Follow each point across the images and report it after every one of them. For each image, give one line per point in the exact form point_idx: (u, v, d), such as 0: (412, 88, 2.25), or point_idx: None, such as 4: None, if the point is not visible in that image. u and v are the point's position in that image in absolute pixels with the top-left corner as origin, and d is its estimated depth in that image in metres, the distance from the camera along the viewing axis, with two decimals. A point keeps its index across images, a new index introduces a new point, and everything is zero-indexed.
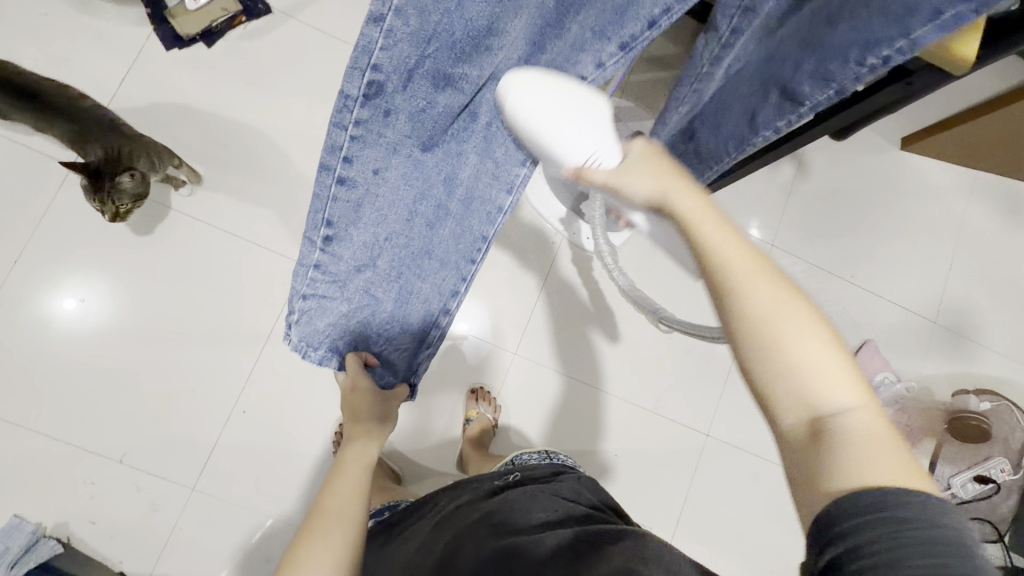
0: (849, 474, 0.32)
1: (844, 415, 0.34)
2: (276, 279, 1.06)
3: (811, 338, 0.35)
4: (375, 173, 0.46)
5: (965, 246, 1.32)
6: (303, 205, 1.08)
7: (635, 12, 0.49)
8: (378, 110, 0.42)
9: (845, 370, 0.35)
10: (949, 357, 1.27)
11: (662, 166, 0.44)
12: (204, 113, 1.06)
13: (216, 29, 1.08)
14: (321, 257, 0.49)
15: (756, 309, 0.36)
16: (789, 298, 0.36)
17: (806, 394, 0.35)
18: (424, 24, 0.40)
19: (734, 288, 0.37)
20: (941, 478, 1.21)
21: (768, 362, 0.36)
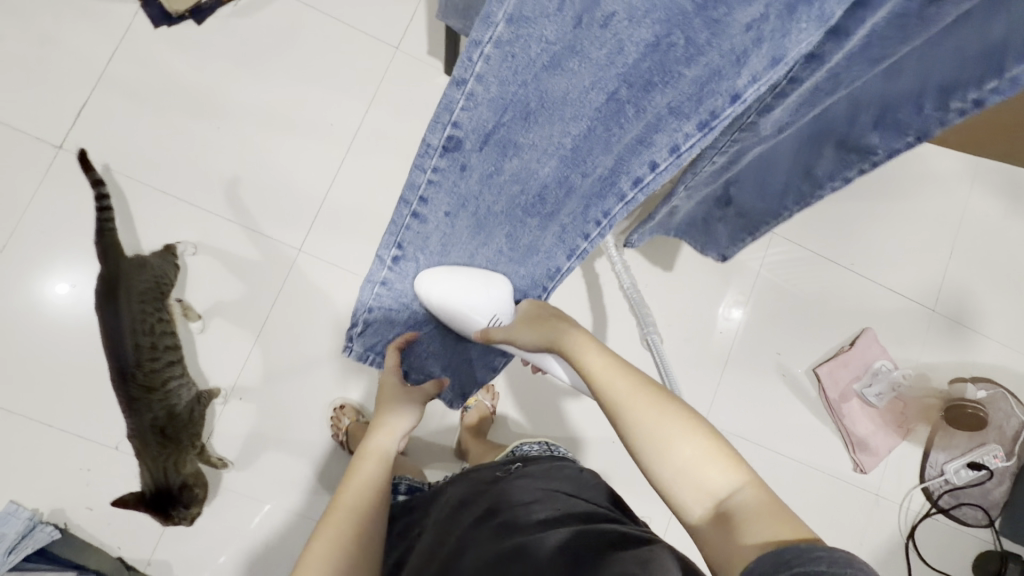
0: (747, 538, 0.40)
1: (731, 497, 0.44)
2: (272, 265, 1.04)
3: (682, 433, 0.47)
4: (443, 214, 0.58)
5: (967, 234, 1.31)
6: (298, 190, 1.05)
7: (718, 86, 0.42)
8: (455, 161, 0.52)
9: (719, 454, 0.46)
10: (947, 345, 1.27)
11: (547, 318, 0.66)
12: (196, 95, 1.04)
13: (205, 6, 1.04)
14: (390, 272, 0.65)
15: (643, 416, 0.49)
16: (663, 407, 0.49)
17: (689, 480, 0.46)
18: (505, 92, 0.47)
19: (620, 412, 0.51)
20: (934, 465, 1.23)
21: (661, 461, 0.47)
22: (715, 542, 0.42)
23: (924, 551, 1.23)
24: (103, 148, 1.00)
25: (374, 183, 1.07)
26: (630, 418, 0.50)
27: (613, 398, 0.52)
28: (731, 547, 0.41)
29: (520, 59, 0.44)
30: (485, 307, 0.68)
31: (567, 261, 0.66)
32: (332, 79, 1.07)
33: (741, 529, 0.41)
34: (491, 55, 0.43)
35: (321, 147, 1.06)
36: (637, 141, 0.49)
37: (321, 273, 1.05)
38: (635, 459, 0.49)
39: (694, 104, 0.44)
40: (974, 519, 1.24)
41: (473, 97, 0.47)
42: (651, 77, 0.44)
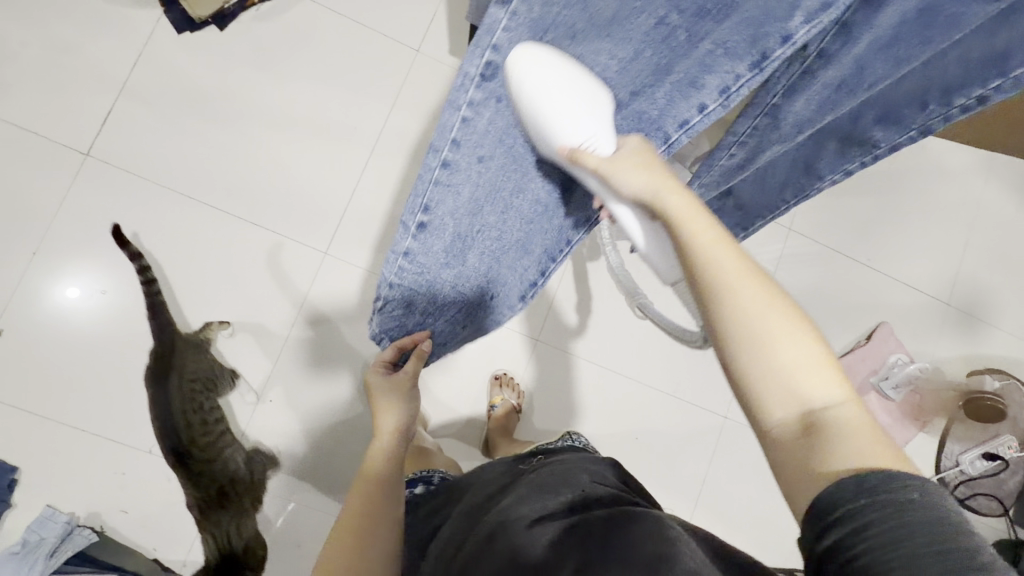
0: (840, 459, 0.34)
1: (829, 410, 0.37)
2: (298, 268, 1.05)
3: (790, 333, 0.38)
4: (474, 159, 0.50)
5: (979, 227, 1.32)
6: (322, 194, 1.06)
7: (772, 24, 0.45)
8: (493, 94, 0.46)
9: (822, 362, 0.38)
10: (960, 338, 1.29)
11: (653, 163, 0.46)
12: (218, 100, 1.04)
13: (228, 12, 1.04)
14: (411, 245, 0.54)
15: (747, 301, 0.39)
16: (775, 295, 0.39)
17: (789, 385, 0.37)
18: (550, 11, 0.43)
19: (718, 290, 0.40)
20: (950, 456, 1.25)
21: (757, 360, 0.38)
22: (803, 457, 0.36)
23: None
24: (128, 155, 1.01)
25: (397, 185, 1.08)
26: (728, 303, 0.39)
27: (713, 273, 0.40)
28: (831, 459, 0.35)
29: None
30: (592, 124, 0.46)
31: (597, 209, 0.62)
32: (353, 83, 1.08)
33: (842, 445, 0.35)
34: None
35: (344, 149, 1.07)
36: (687, 80, 0.50)
37: (346, 275, 1.06)
38: (723, 352, 0.40)
39: (749, 45, 0.47)
40: (989, 508, 1.26)
41: (517, 17, 0.42)
42: (707, 11, 0.46)
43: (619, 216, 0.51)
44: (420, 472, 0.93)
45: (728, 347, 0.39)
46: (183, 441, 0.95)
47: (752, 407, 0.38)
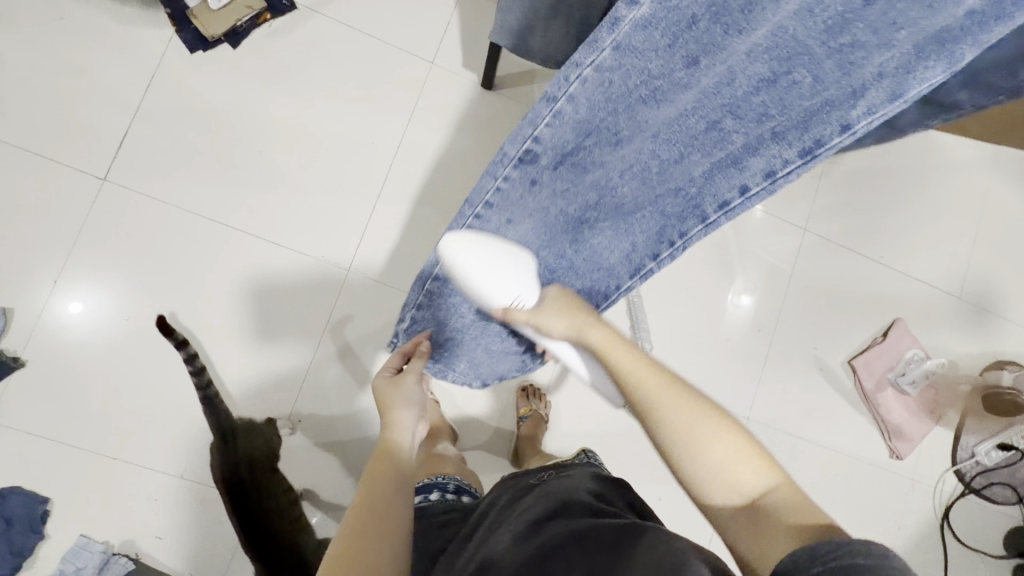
0: (786, 532, 0.43)
1: (762, 497, 0.46)
2: (321, 286, 1.04)
3: (718, 436, 0.49)
4: (507, 222, 0.59)
5: (989, 221, 1.34)
6: (343, 210, 1.05)
7: (828, 116, 0.47)
8: (527, 175, 0.54)
9: (752, 457, 0.48)
10: (973, 331, 1.31)
11: (575, 308, 0.62)
12: (234, 119, 1.03)
13: (240, 28, 1.03)
14: (440, 276, 0.71)
15: (678, 419, 0.51)
16: (704, 410, 0.51)
17: (726, 478, 0.48)
18: (591, 116, 0.49)
19: (655, 410, 0.52)
20: (965, 447, 1.27)
21: (694, 463, 0.49)
22: (747, 537, 0.45)
23: (958, 530, 1.28)
24: (146, 178, 1.00)
25: (417, 199, 1.07)
26: (666, 421, 0.51)
27: (649, 398, 0.53)
28: (765, 542, 0.44)
29: (616, 80, 0.47)
30: (520, 285, 0.60)
31: (630, 279, 0.67)
32: (369, 98, 1.07)
33: (770, 529, 0.44)
34: (590, 78, 0.46)
35: (362, 165, 1.06)
36: (729, 160, 0.53)
37: (369, 293, 1.05)
38: (669, 460, 0.51)
39: (801, 131, 0.48)
40: (1003, 497, 1.29)
41: (561, 115, 0.49)
42: (764, 96, 0.47)
43: (558, 353, 0.66)
44: (435, 477, 0.92)
45: (670, 457, 0.51)
46: (259, 510, 0.91)
47: (699, 495, 0.49)
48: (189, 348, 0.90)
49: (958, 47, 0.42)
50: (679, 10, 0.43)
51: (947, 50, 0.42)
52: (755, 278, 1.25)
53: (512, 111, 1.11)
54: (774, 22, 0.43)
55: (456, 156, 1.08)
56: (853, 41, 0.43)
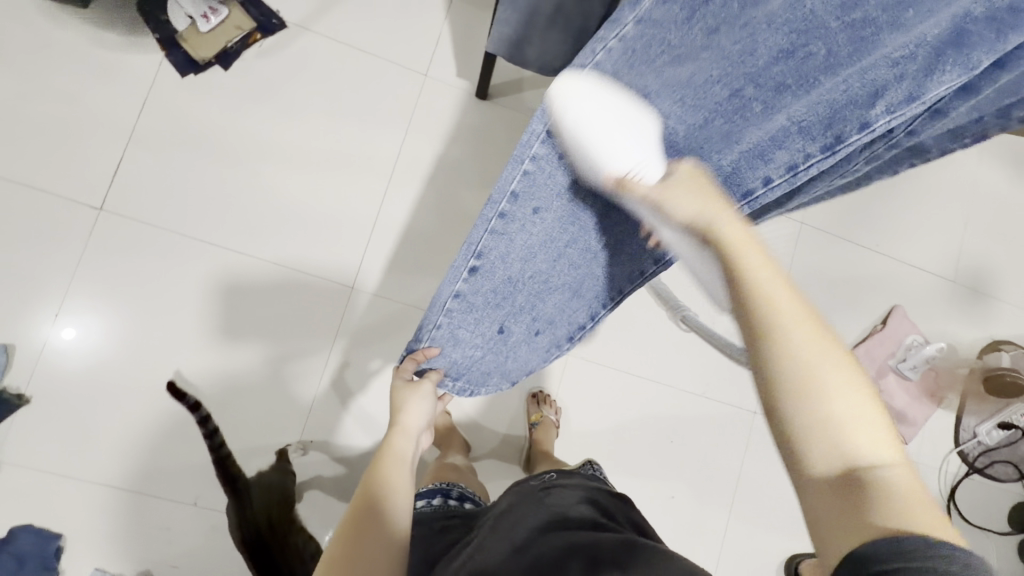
0: (885, 519, 0.33)
1: (876, 471, 0.36)
2: (326, 304, 1.04)
3: (841, 380, 0.38)
4: (531, 212, 0.57)
5: (979, 205, 1.37)
6: (344, 227, 1.05)
7: (851, 109, 0.47)
8: (553, 152, 0.53)
9: (874, 417, 0.38)
10: (970, 314, 1.33)
11: (705, 191, 0.48)
12: (229, 141, 1.02)
13: (231, 50, 1.02)
14: (463, 286, 0.60)
15: (791, 348, 0.39)
16: (826, 341, 0.39)
17: (833, 432, 0.37)
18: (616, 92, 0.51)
19: (769, 328, 0.40)
20: (967, 428, 1.30)
21: (799, 404, 0.38)
22: (834, 505, 0.35)
23: (964, 509, 1.30)
24: (143, 204, 0.99)
25: (417, 212, 1.07)
26: (780, 342, 0.39)
27: (761, 308, 0.41)
28: (873, 519, 0.34)
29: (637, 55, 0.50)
30: (642, 148, 0.50)
31: (653, 265, 0.63)
32: (364, 113, 1.06)
33: (878, 507, 0.34)
34: (614, 48, 0.50)
35: (361, 181, 1.06)
36: (756, 152, 0.51)
37: (373, 308, 1.05)
38: (762, 394, 0.40)
39: (823, 127, 0.48)
40: (1005, 474, 1.32)
41: (587, 93, 0.50)
42: (794, 80, 0.48)
43: (663, 236, 0.52)
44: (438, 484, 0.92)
45: (766, 388, 0.39)
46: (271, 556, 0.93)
47: (789, 448, 0.38)
48: (202, 409, 0.96)
49: (984, 43, 0.41)
50: None
51: (976, 45, 0.41)
52: None
53: (508, 120, 1.11)
54: None
55: (453, 167, 1.08)
56: (865, 17, 0.45)
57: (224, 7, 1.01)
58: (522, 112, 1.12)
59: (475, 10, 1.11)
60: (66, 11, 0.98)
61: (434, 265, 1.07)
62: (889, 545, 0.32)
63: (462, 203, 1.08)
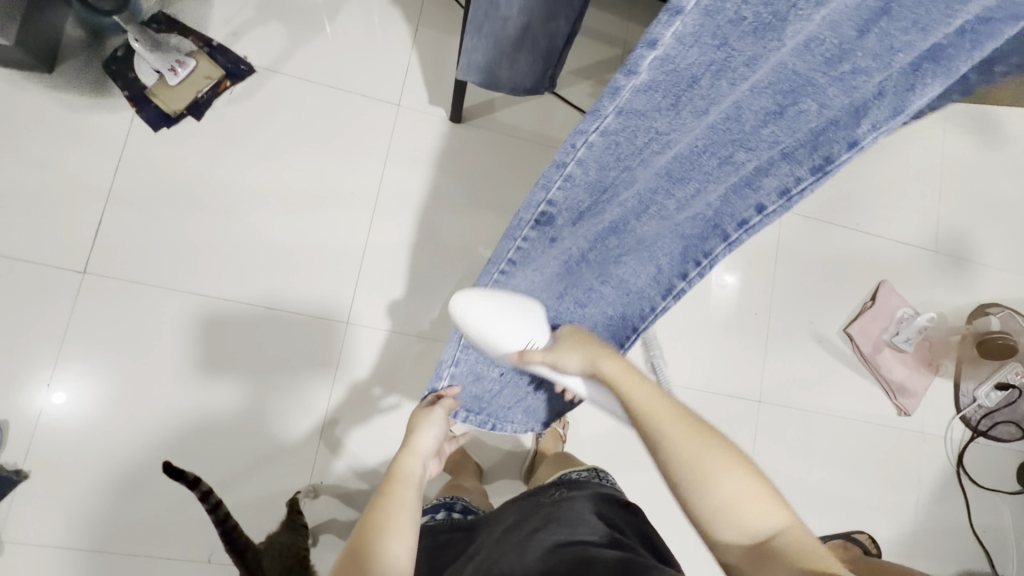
0: (786, 571, 0.47)
1: (770, 536, 0.50)
2: (323, 342, 1.02)
3: (728, 472, 0.53)
4: (531, 269, 0.60)
5: (950, 174, 1.40)
6: (333, 263, 1.04)
7: (836, 139, 0.42)
8: (546, 233, 0.54)
9: (761, 497, 0.52)
10: (954, 281, 1.36)
11: (585, 342, 0.63)
12: (209, 190, 1.02)
13: (202, 100, 1.02)
14: (473, 332, 0.63)
15: (692, 451, 0.54)
16: (711, 443, 0.54)
17: (733, 514, 0.51)
18: (604, 171, 0.46)
19: (672, 441, 0.55)
20: (967, 393, 1.31)
21: (705, 496, 0.53)
22: (741, 569, 0.50)
23: (974, 474, 1.32)
24: (127, 263, 0.98)
25: (405, 242, 1.07)
26: (682, 448, 0.54)
27: (666, 430, 0.56)
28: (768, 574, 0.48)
29: (619, 145, 0.43)
30: (529, 327, 0.61)
31: (663, 300, 0.68)
32: (342, 148, 1.07)
33: (776, 564, 0.48)
34: (593, 143, 0.43)
35: (346, 215, 1.06)
36: (743, 183, 0.50)
37: (372, 343, 1.03)
38: (683, 494, 0.54)
39: (809, 150, 0.44)
40: (1009, 434, 1.34)
41: (571, 179, 0.47)
42: (775, 131, 0.42)
43: (571, 386, 0.66)
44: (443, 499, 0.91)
45: (686, 489, 0.54)
46: None
47: (707, 531, 0.53)
48: (203, 484, 0.85)
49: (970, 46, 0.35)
50: (678, 72, 0.37)
51: (961, 51, 0.35)
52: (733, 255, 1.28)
53: (486, 141, 1.12)
54: (775, 59, 0.36)
55: (436, 192, 1.09)
56: (854, 66, 0.36)
57: (191, 58, 1.01)
58: (499, 132, 1.13)
59: (442, 37, 1.12)
60: (31, 78, 0.97)
61: (427, 291, 1.06)
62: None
63: (448, 227, 1.09)
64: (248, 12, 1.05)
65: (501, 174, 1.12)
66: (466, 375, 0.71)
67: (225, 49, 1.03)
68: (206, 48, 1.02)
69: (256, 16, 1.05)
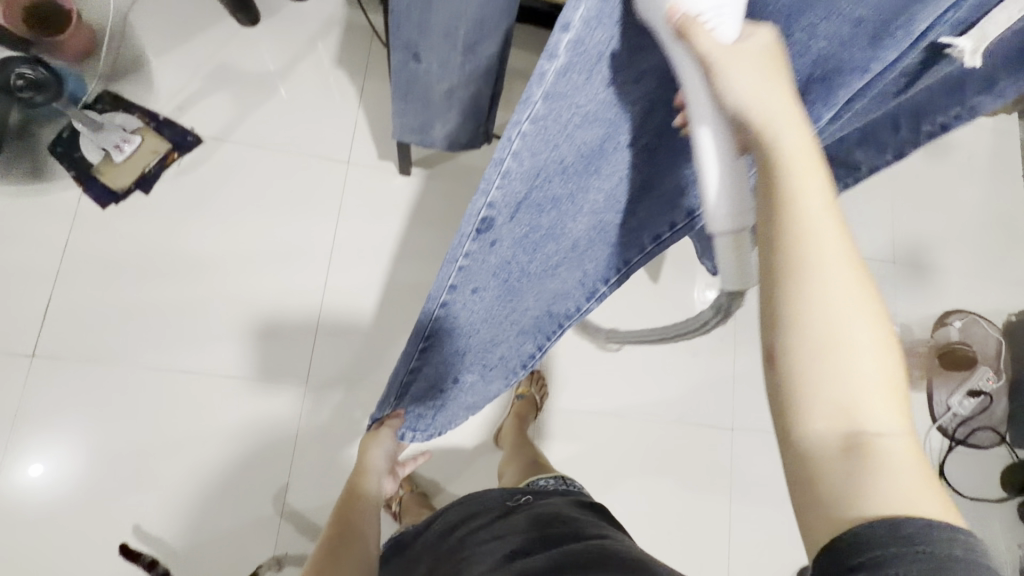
0: (878, 502, 0.28)
1: (882, 440, 0.29)
2: (282, 406, 1.01)
3: (869, 333, 0.30)
4: (474, 293, 0.48)
5: (901, 186, 1.43)
6: (288, 326, 1.04)
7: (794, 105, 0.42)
8: (487, 241, 0.41)
9: (895, 388, 0.30)
10: (915, 292, 1.37)
11: (779, 72, 0.33)
12: (159, 262, 1.02)
13: (149, 174, 1.03)
14: (416, 364, 0.55)
15: (831, 286, 0.30)
16: (862, 289, 0.30)
17: (852, 408, 0.29)
18: (540, 159, 0.36)
19: (799, 265, 0.30)
20: (940, 402, 1.31)
21: (819, 363, 0.30)
22: (835, 477, 0.29)
23: (957, 484, 1.31)
24: (77, 342, 0.97)
25: (361, 296, 1.06)
26: (815, 277, 0.30)
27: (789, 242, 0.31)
28: (866, 495, 0.28)
29: (557, 127, 0.34)
30: None
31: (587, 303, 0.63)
32: (293, 210, 1.07)
33: (877, 482, 0.28)
34: (528, 131, 0.33)
35: (298, 277, 1.06)
36: None
37: (332, 401, 1.03)
38: (775, 332, 0.31)
39: None
40: (987, 440, 1.34)
41: (508, 176, 0.36)
42: None
43: (702, 143, 0.36)
44: None
45: (785, 333, 0.30)
46: None
47: (787, 411, 0.30)
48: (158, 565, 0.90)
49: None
50: None
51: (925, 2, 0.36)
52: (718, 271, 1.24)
53: (437, 190, 1.13)
54: None
55: (389, 245, 1.09)
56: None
57: (136, 135, 1.02)
58: (449, 181, 1.14)
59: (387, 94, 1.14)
60: None
61: (385, 346, 1.06)
62: (887, 527, 0.27)
63: (403, 279, 1.08)
64: (194, 86, 1.07)
65: (454, 221, 1.12)
66: (407, 405, 0.63)
67: (171, 122, 1.05)
68: (151, 123, 1.04)
69: (202, 88, 1.07)
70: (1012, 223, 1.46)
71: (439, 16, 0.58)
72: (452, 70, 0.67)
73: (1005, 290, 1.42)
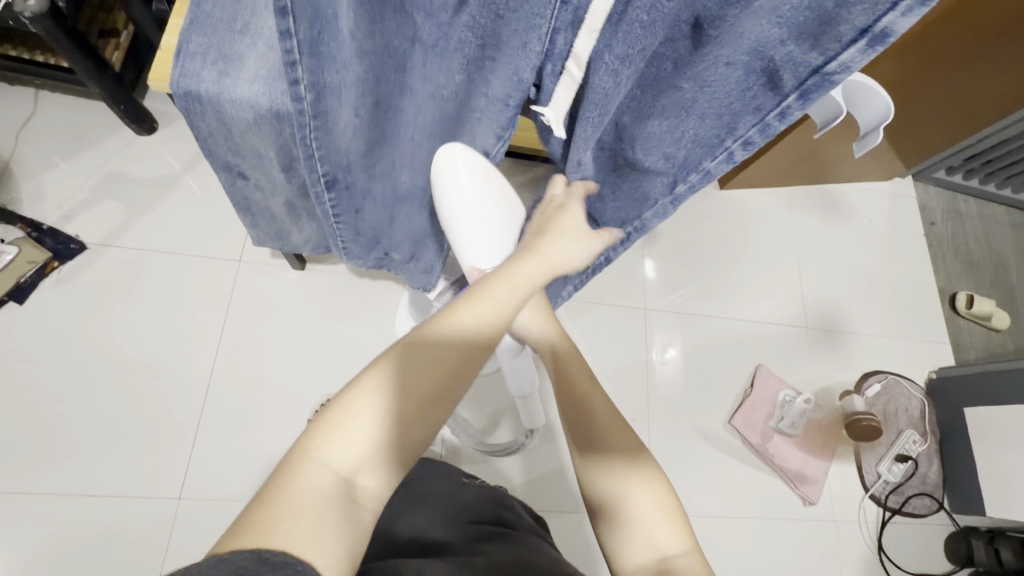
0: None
1: (674, 557, 0.46)
2: (152, 523, 0.94)
3: (645, 486, 0.49)
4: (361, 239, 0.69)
5: (808, 251, 1.46)
6: (165, 433, 0.99)
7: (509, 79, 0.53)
8: (355, 211, 0.62)
9: (671, 515, 0.48)
10: (832, 357, 1.37)
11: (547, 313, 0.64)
12: (28, 373, 0.98)
13: (25, 283, 1.01)
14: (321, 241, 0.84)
15: (601, 452, 0.52)
16: (636, 457, 0.51)
17: (642, 536, 0.47)
18: (345, 166, 0.54)
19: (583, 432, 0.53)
20: (870, 470, 1.27)
21: (612, 508, 0.49)
22: None
23: (899, 558, 1.24)
24: None
25: (247, 396, 1.03)
26: (599, 445, 0.52)
27: (596, 425, 0.53)
28: None
29: (339, 153, 0.51)
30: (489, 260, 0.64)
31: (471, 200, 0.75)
32: (177, 309, 1.06)
33: None
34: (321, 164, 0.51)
35: (179, 380, 1.02)
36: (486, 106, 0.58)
37: (208, 514, 0.96)
38: (586, 491, 0.52)
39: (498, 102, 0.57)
40: (926, 508, 1.28)
41: (339, 184, 0.56)
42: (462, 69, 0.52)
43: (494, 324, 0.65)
44: None
45: (587, 482, 0.52)
46: None
47: (612, 548, 0.48)
48: None
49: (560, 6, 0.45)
50: (320, 62, 0.40)
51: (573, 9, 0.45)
52: (668, 330, 1.31)
53: (331, 283, 1.12)
54: (370, 52, 0.44)
55: (280, 341, 1.08)
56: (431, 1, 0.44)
57: (12, 246, 1.00)
58: (346, 272, 1.13)
59: None
60: None
61: (270, 449, 1.01)
62: None
63: (293, 376, 1.06)
64: (83, 194, 1.08)
65: (348, 314, 1.11)
66: (310, 241, 0.83)
67: (55, 231, 1.05)
68: (33, 233, 1.04)
69: (91, 196, 1.09)
70: (919, 281, 1.49)
71: (247, 140, 0.60)
72: (280, 184, 0.67)
73: (922, 349, 1.42)
